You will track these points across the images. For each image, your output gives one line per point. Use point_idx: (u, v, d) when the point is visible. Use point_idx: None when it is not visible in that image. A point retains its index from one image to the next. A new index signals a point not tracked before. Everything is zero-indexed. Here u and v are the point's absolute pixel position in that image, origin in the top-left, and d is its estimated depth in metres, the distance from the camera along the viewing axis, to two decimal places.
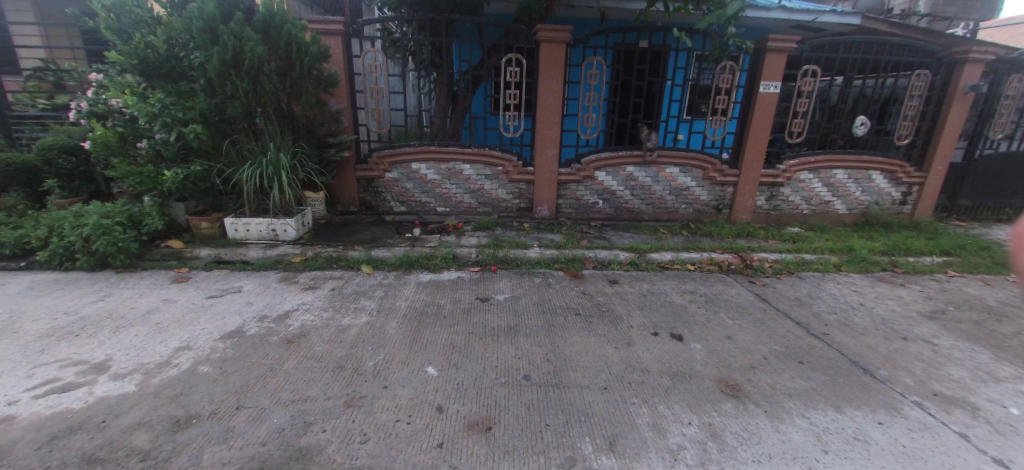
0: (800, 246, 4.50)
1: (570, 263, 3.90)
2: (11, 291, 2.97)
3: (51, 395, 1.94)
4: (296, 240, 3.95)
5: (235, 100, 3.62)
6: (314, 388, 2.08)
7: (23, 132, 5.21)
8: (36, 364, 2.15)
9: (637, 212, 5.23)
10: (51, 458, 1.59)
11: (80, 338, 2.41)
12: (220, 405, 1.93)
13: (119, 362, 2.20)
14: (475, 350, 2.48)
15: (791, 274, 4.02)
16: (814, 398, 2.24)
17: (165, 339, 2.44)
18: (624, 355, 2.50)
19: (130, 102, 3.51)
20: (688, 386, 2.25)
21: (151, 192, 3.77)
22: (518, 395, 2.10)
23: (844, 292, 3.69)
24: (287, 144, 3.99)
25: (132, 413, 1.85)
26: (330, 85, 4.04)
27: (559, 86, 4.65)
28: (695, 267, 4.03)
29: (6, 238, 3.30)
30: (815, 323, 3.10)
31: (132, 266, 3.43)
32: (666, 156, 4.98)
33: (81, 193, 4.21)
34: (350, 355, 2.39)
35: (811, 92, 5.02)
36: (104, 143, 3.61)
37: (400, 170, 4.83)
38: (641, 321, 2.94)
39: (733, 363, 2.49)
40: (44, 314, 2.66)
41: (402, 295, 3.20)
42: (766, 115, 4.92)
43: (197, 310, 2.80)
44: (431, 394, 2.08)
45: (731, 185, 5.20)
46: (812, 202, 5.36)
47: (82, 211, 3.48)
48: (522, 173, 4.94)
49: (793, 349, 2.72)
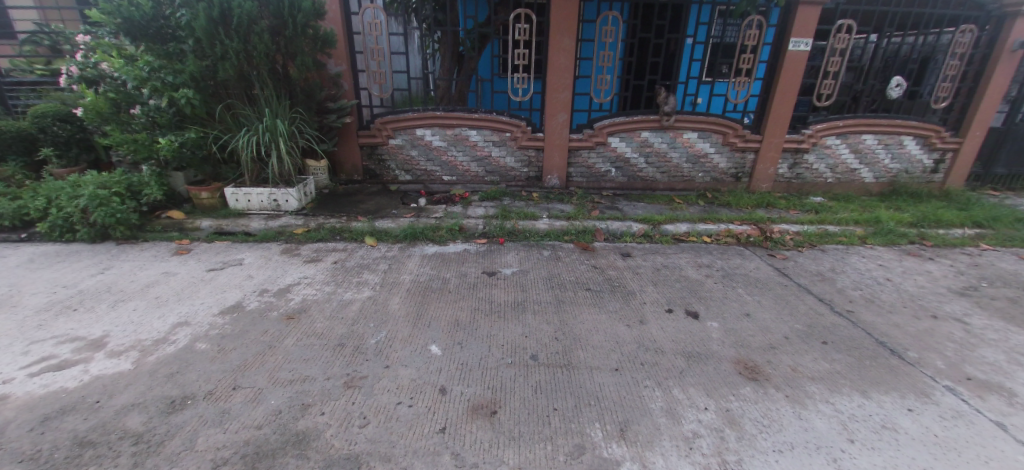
0: (824, 218, 4.26)
1: (581, 236, 3.75)
2: (11, 264, 2.93)
3: (46, 373, 1.90)
4: (298, 211, 3.84)
5: (226, 62, 3.41)
6: (313, 368, 2.02)
7: (18, 100, 5.03)
8: (33, 340, 2.11)
9: (652, 181, 4.99)
10: (43, 441, 1.56)
11: (78, 313, 2.37)
12: (216, 385, 1.87)
13: (117, 339, 2.16)
14: (480, 327, 2.38)
15: (813, 247, 3.81)
16: (838, 381, 2.11)
17: (163, 314, 2.39)
18: (636, 334, 2.38)
19: (117, 66, 3.32)
20: (705, 368, 2.12)
21: (148, 161, 3.66)
22: (525, 376, 2.00)
23: (869, 266, 3.49)
24: (284, 109, 3.81)
25: (128, 393, 1.81)
26: (326, 46, 3.83)
27: (570, 45, 4.32)
28: (712, 239, 3.84)
29: (5, 210, 3.24)
30: (840, 299, 2.93)
31: (133, 237, 3.38)
32: (684, 120, 4.68)
33: (80, 161, 4.15)
34: (351, 332, 2.31)
35: (845, 50, 4.60)
36: (96, 111, 3.46)
37: (404, 137, 4.63)
38: (655, 296, 2.81)
39: (752, 343, 2.35)
40: (43, 287, 2.62)
41: (406, 268, 3.09)
42: (795, 75, 4.54)
43: (197, 284, 2.74)
44: (434, 375, 2.00)
45: (752, 152, 4.89)
46: (838, 170, 5.05)
47: (79, 182, 3.38)
48: (531, 139, 4.70)
49: (816, 328, 2.57)
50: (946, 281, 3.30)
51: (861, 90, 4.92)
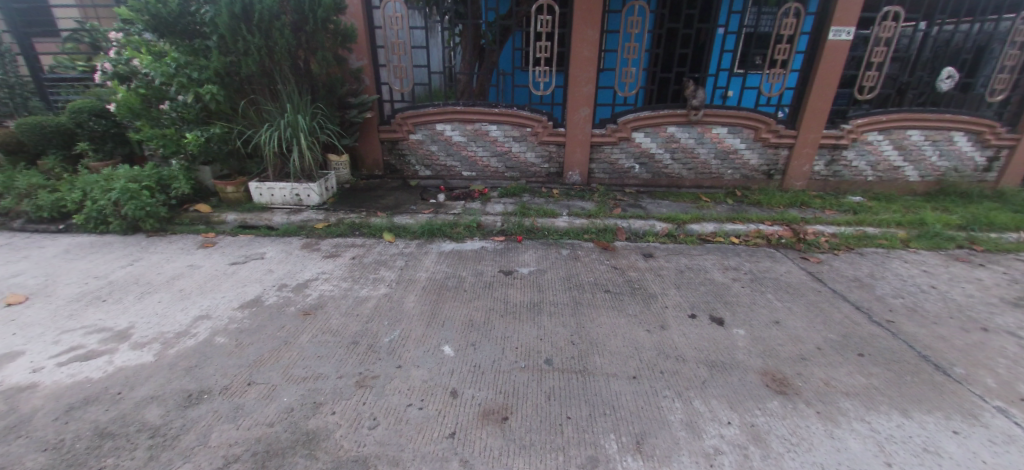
0: (863, 219, 4.01)
1: (601, 235, 3.65)
2: (49, 254, 3.07)
3: (73, 363, 1.98)
4: (319, 206, 3.88)
5: (248, 57, 3.45)
6: (327, 365, 2.01)
7: (59, 95, 5.31)
8: (63, 330, 2.21)
9: (677, 178, 4.82)
10: (66, 430, 1.61)
11: (107, 303, 2.46)
12: (232, 380, 1.89)
13: (140, 331, 2.22)
14: (494, 329, 2.33)
15: (850, 250, 3.59)
16: (876, 398, 1.96)
17: (186, 307, 2.45)
18: (657, 339, 2.28)
19: (146, 62, 3.41)
20: (729, 379, 2.01)
21: (177, 156, 3.76)
22: (538, 381, 1.94)
23: (912, 272, 3.25)
24: (305, 104, 3.83)
25: (148, 385, 1.85)
26: (347, 40, 3.83)
27: (594, 37, 4.19)
28: (741, 240, 3.66)
29: (45, 202, 3.41)
30: (879, 308, 2.74)
31: (162, 230, 3.50)
32: (714, 114, 4.48)
33: (115, 155, 4.31)
34: (365, 330, 2.30)
35: (891, 39, 4.29)
36: (127, 106, 3.57)
37: (424, 132, 4.62)
38: (677, 300, 2.69)
39: (782, 353, 2.22)
40: (76, 278, 2.74)
41: (422, 266, 3.07)
42: (836, 66, 4.26)
43: (219, 277, 2.79)
44: (446, 377, 1.96)
45: (786, 148, 4.65)
46: (879, 167, 4.74)
47: (112, 175, 3.51)
48: (552, 134, 4.60)
49: (852, 338, 2.40)
50: (999, 290, 3.04)
51: (907, 82, 4.59)
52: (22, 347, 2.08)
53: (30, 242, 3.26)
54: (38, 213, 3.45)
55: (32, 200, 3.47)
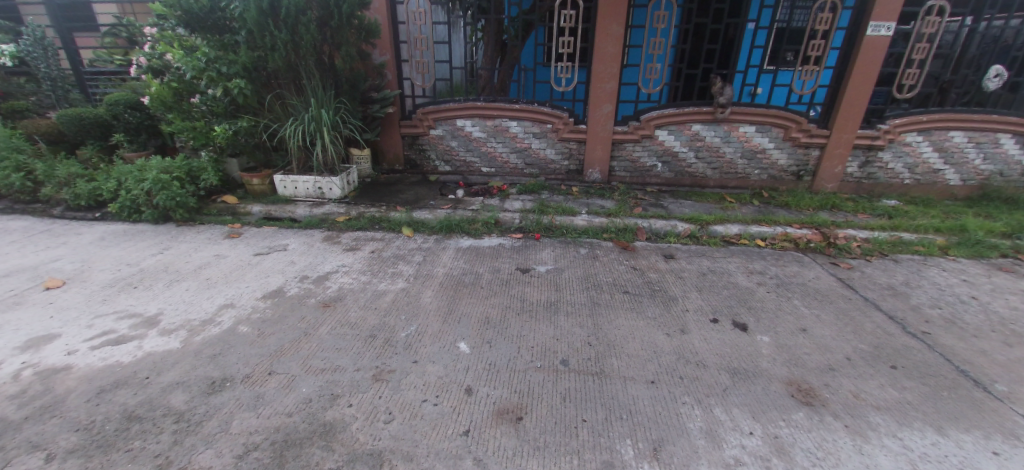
0: (899, 224, 3.83)
1: (621, 234, 3.59)
2: (86, 241, 3.21)
3: (105, 347, 2.06)
4: (341, 199, 3.93)
5: (275, 52, 3.51)
6: (345, 358, 2.04)
7: (97, 88, 5.53)
8: (97, 315, 2.31)
9: (701, 178, 4.70)
10: (97, 412, 1.68)
11: (138, 290, 2.55)
12: (253, 369, 1.93)
13: (168, 317, 2.29)
14: (510, 327, 2.32)
15: (883, 256, 3.44)
16: (909, 414, 1.87)
17: (211, 295, 2.51)
18: (676, 343, 2.23)
19: (178, 57, 3.50)
20: (752, 387, 1.95)
21: (206, 148, 3.87)
22: (554, 382, 1.92)
23: (951, 282, 3.08)
24: (329, 99, 3.88)
25: (174, 371, 1.91)
26: (370, 36, 3.91)
27: (619, 32, 4.10)
28: (767, 243, 3.55)
29: (83, 191, 3.56)
30: (913, 319, 2.61)
31: (191, 220, 3.61)
32: (741, 112, 4.34)
33: (148, 146, 4.46)
34: (382, 324, 2.32)
35: (934, 35, 4.07)
36: (161, 100, 3.68)
37: (445, 128, 4.63)
38: (699, 304, 2.62)
39: (808, 363, 2.14)
40: (110, 265, 2.85)
41: (440, 261, 3.07)
42: (874, 63, 4.06)
43: (244, 267, 2.86)
44: (461, 373, 1.96)
45: (817, 148, 4.47)
46: (917, 170, 4.51)
47: (145, 166, 3.64)
48: (573, 131, 4.54)
49: (884, 350, 2.29)
50: None
51: (951, 80, 4.35)
52: (59, 329, 2.18)
53: (68, 229, 3.41)
54: (76, 201, 3.60)
55: (71, 188, 3.63)
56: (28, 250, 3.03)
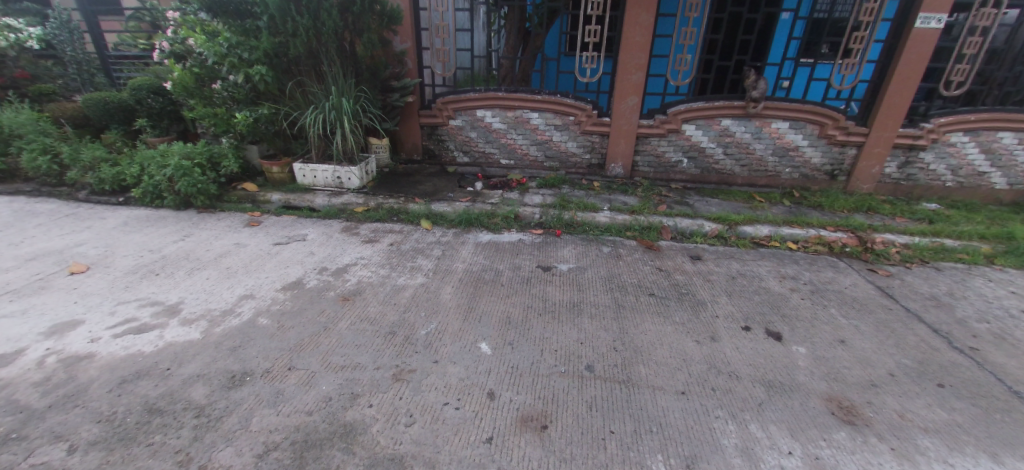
0: (940, 229, 3.63)
1: (645, 232, 3.47)
2: (110, 225, 3.23)
3: (127, 335, 2.06)
4: (359, 189, 3.89)
5: (296, 38, 3.45)
6: (365, 355, 1.98)
7: (121, 72, 5.57)
8: (119, 301, 2.31)
9: (728, 175, 4.53)
10: (119, 403, 1.67)
11: (160, 278, 2.55)
12: (273, 364, 1.89)
13: (189, 307, 2.28)
14: (533, 328, 2.24)
15: (924, 264, 3.25)
16: (960, 438, 1.74)
17: (232, 285, 2.50)
18: (706, 352, 2.13)
19: (200, 42, 3.47)
20: (789, 402, 1.85)
21: (227, 134, 3.86)
22: (579, 389, 1.84)
23: (999, 294, 2.89)
24: (349, 87, 3.82)
25: (195, 363, 1.88)
26: (392, 22, 3.84)
27: (648, 22, 3.93)
28: (799, 246, 3.40)
29: (106, 175, 3.58)
30: (960, 333, 2.45)
31: (212, 207, 3.61)
32: (774, 108, 4.15)
33: (170, 131, 4.48)
34: (402, 320, 2.25)
35: (989, 28, 3.79)
36: (183, 85, 3.66)
37: (464, 118, 4.53)
38: (729, 310, 2.50)
39: (849, 378, 2.03)
40: (133, 250, 2.86)
41: (459, 256, 3.01)
42: (921, 57, 3.82)
43: (263, 257, 2.84)
44: (483, 376, 1.89)
45: (854, 147, 4.26)
46: (960, 172, 4.26)
47: (167, 152, 3.64)
48: (596, 124, 4.40)
49: (929, 366, 2.16)
50: None
51: (1003, 77, 4.06)
52: (82, 315, 2.19)
53: (93, 212, 3.44)
54: (100, 185, 3.63)
55: (96, 173, 3.66)
56: (54, 234, 3.06)
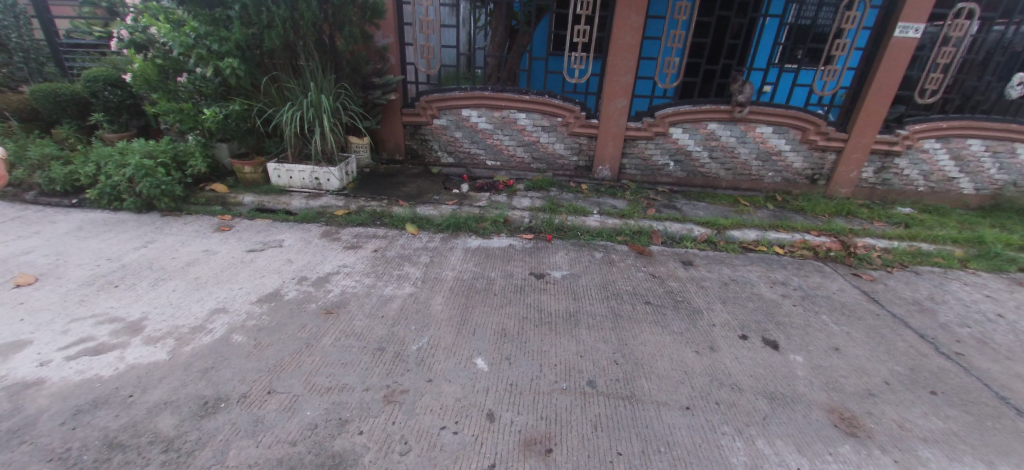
0: (917, 233, 3.74)
1: (636, 237, 3.43)
2: (61, 230, 2.95)
3: (83, 357, 1.85)
4: (339, 191, 3.70)
5: (271, 30, 3.23)
6: (352, 375, 1.84)
7: (74, 62, 5.15)
8: (73, 318, 2.08)
9: (714, 178, 4.55)
10: (73, 438, 1.48)
11: (119, 290, 2.32)
12: (251, 388, 1.73)
13: (153, 323, 2.07)
14: (529, 341, 2.15)
15: (904, 268, 3.34)
16: (958, 447, 1.75)
17: (202, 298, 2.30)
18: (707, 363, 2.09)
19: (164, 31, 3.21)
20: (793, 415, 1.82)
21: (193, 131, 3.59)
22: (582, 407, 1.76)
23: (975, 297, 2.99)
24: (329, 83, 3.63)
25: (161, 388, 1.70)
26: (374, 16, 3.66)
27: (638, 23, 3.88)
28: (786, 251, 3.43)
29: (57, 174, 3.27)
30: (944, 338, 2.50)
31: (177, 209, 3.35)
32: (759, 112, 4.19)
33: (130, 127, 4.16)
34: (391, 335, 2.12)
35: (961, 39, 3.92)
36: (144, 78, 3.37)
37: (450, 117, 4.39)
38: (725, 318, 2.48)
39: (847, 388, 2.03)
40: (88, 259, 2.60)
41: (449, 263, 2.88)
42: (898, 65, 3.92)
43: (236, 266, 2.63)
44: (480, 395, 1.78)
45: (834, 152, 4.35)
46: (932, 178, 4.42)
47: (127, 149, 3.35)
48: (584, 126, 4.33)
49: (920, 373, 2.19)
50: None
51: (973, 86, 4.22)
52: (30, 335, 1.95)
53: (42, 216, 3.13)
54: (50, 186, 3.32)
55: (45, 172, 3.35)
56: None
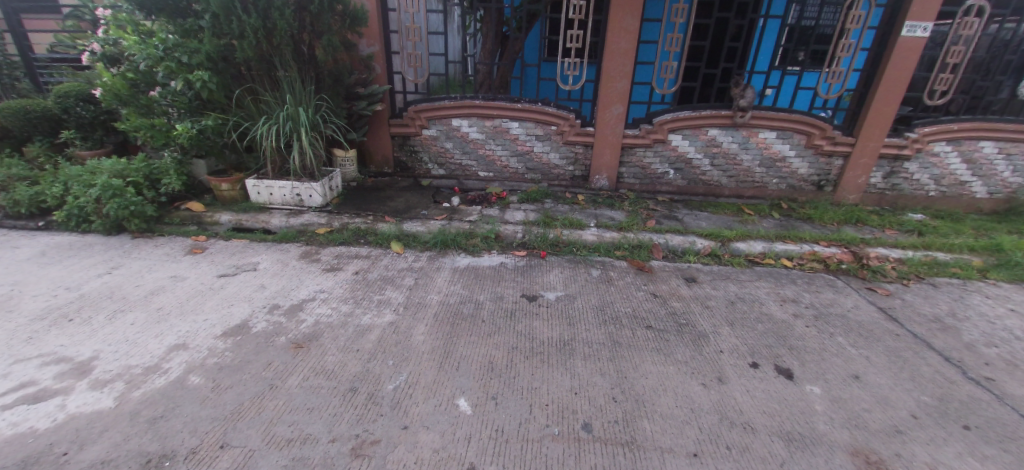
0: (932, 242, 3.54)
1: (635, 252, 3.24)
2: (22, 256, 2.76)
3: (19, 406, 1.65)
4: (322, 207, 3.51)
5: (245, 40, 3.09)
6: (318, 422, 1.64)
7: (50, 77, 5.03)
8: (17, 359, 1.89)
9: (716, 186, 4.37)
10: None
11: (73, 325, 2.13)
12: (201, 441, 1.54)
13: (104, 364, 1.89)
14: (518, 376, 1.95)
15: (920, 280, 3.15)
16: None
17: (161, 333, 2.10)
18: (715, 398, 1.90)
19: (132, 44, 3.06)
20: (814, 460, 1.61)
21: (168, 148, 3.42)
22: (577, 457, 1.56)
23: (1000, 312, 2.78)
24: (308, 95, 3.46)
25: (101, 444, 1.51)
26: (355, 23, 3.50)
27: (633, 26, 3.71)
28: (794, 264, 3.24)
29: (22, 196, 3.10)
30: (971, 361, 2.30)
31: (149, 230, 3.17)
32: (762, 117, 4.00)
33: (105, 144, 4.01)
34: (365, 372, 1.92)
35: (972, 37, 3.74)
36: (114, 93, 3.21)
37: (439, 128, 4.22)
38: (733, 344, 2.28)
39: (871, 425, 1.82)
40: (44, 289, 2.42)
41: (434, 286, 2.68)
42: (907, 66, 3.74)
43: (204, 294, 2.44)
44: (460, 444, 1.59)
45: (840, 157, 4.16)
46: (943, 182, 4.23)
47: (96, 168, 3.18)
48: (580, 134, 4.15)
49: (950, 404, 1.98)
50: None
51: (983, 87, 4.05)
52: None
53: (4, 241, 2.95)
54: (14, 208, 3.14)
55: (9, 194, 3.16)
56: None
